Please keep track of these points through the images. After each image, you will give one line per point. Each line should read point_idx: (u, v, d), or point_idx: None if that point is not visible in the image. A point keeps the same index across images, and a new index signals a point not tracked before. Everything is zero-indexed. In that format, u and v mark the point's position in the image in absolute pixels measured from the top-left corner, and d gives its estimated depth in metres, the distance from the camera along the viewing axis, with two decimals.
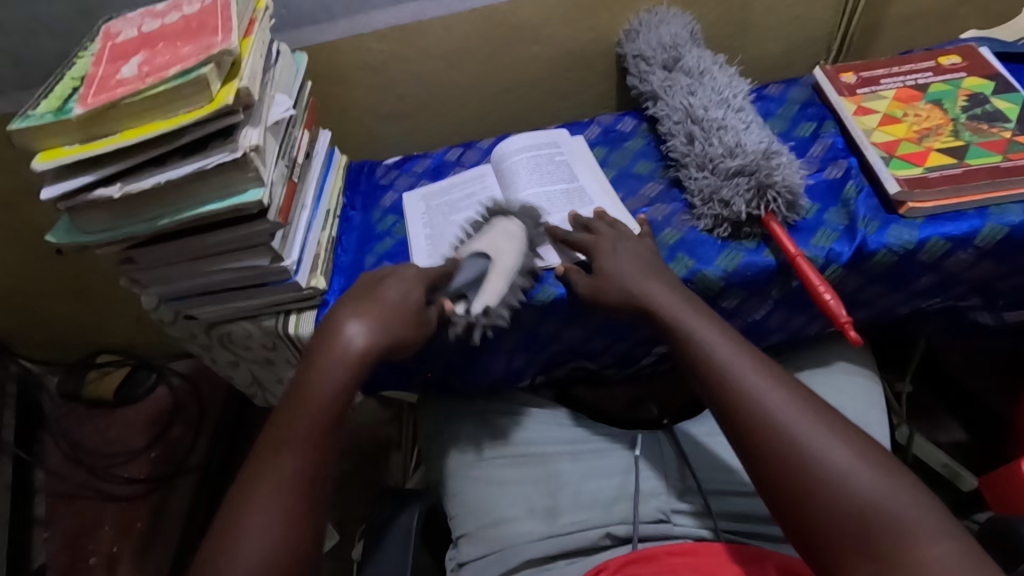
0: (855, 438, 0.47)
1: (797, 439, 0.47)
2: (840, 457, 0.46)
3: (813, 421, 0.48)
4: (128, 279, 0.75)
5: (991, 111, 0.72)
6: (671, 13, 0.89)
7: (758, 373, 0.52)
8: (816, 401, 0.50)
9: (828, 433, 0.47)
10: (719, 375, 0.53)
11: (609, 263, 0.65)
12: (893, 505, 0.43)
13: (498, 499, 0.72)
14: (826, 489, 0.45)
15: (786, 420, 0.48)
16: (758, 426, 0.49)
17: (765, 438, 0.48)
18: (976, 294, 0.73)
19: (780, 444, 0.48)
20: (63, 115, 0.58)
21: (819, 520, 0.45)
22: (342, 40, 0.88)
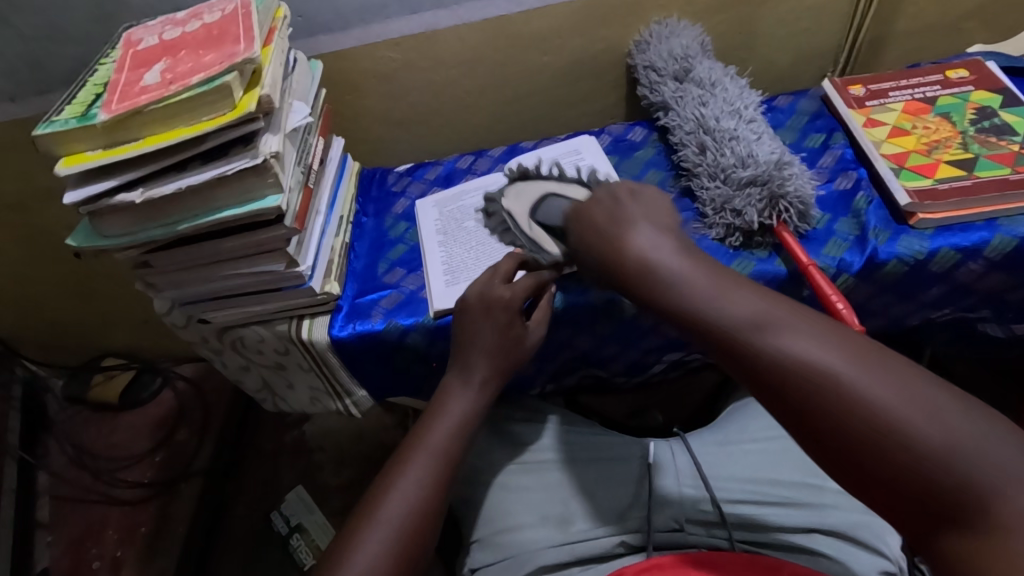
0: (910, 380, 0.39)
1: (845, 387, 0.39)
2: (896, 404, 0.38)
3: (858, 365, 0.40)
4: (143, 283, 0.75)
5: (999, 124, 0.72)
6: (681, 25, 0.90)
7: (785, 319, 0.44)
8: (868, 347, 0.41)
9: (876, 376, 0.39)
10: (725, 329, 0.45)
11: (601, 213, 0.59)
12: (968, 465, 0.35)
13: (511, 507, 0.73)
14: (879, 447, 0.37)
15: (816, 366, 0.40)
16: (783, 381, 0.41)
17: (800, 386, 0.41)
18: (984, 306, 0.74)
19: (812, 398, 0.40)
20: (87, 121, 0.59)
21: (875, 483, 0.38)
22: (356, 48, 0.90)
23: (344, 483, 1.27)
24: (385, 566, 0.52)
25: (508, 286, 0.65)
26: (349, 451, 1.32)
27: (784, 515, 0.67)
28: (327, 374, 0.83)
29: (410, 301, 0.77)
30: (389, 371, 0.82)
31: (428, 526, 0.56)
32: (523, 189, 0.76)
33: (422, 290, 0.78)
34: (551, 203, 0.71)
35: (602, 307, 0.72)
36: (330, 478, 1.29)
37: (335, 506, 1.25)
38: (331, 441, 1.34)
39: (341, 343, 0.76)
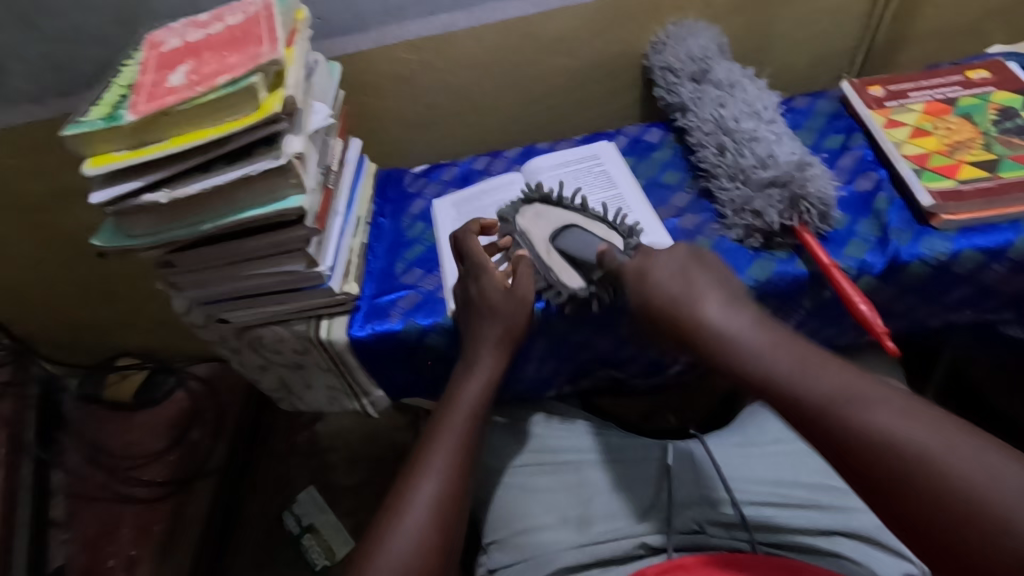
0: (984, 457, 0.42)
1: (924, 465, 0.42)
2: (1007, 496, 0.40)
3: (963, 459, 0.42)
4: (164, 282, 0.76)
5: (1022, 125, 0.72)
6: (698, 26, 0.90)
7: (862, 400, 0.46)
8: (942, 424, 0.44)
9: (985, 468, 0.41)
10: (834, 425, 0.46)
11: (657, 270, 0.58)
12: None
13: (530, 507, 0.72)
14: (998, 542, 0.40)
15: (932, 464, 0.42)
16: (904, 476, 0.43)
17: (886, 467, 0.44)
18: (1007, 307, 0.73)
19: (928, 494, 0.42)
20: (114, 122, 0.60)
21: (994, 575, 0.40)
22: (374, 50, 0.90)
23: (356, 484, 1.28)
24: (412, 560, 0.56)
25: (508, 266, 0.70)
26: (362, 451, 1.32)
27: (805, 517, 0.66)
28: (345, 374, 0.83)
29: (429, 301, 0.77)
30: (406, 371, 0.82)
31: (450, 519, 0.60)
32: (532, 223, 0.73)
33: (441, 290, 0.78)
34: (571, 237, 0.70)
35: (620, 307, 0.72)
36: (342, 478, 1.29)
37: (348, 506, 1.26)
38: (344, 441, 1.34)
39: (360, 342, 0.77)
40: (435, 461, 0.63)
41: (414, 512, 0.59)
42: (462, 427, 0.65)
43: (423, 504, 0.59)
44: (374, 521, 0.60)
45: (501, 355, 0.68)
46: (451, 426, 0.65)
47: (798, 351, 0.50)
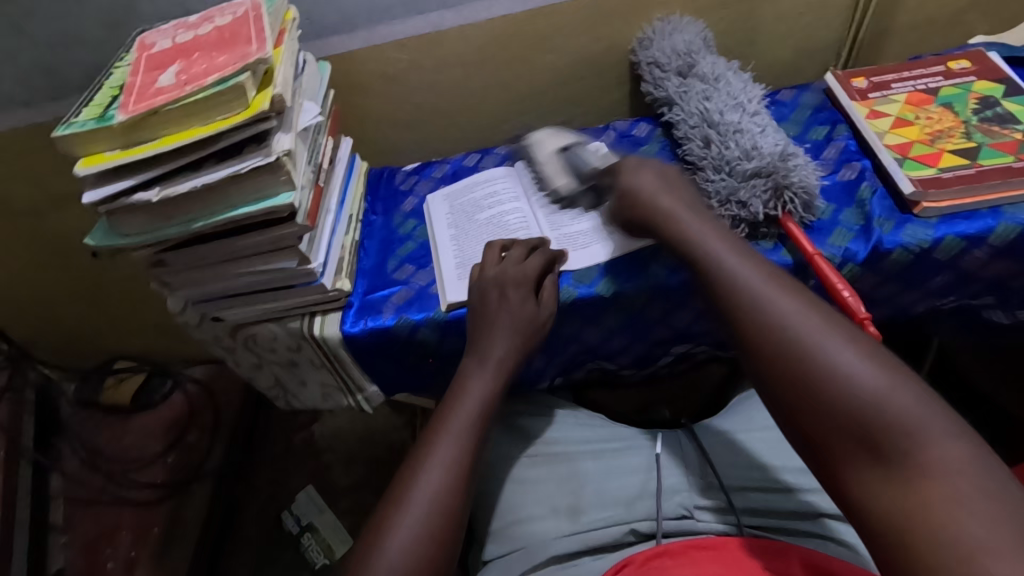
0: (865, 345, 0.45)
1: (797, 340, 0.46)
2: (849, 364, 0.43)
3: (826, 333, 0.46)
4: (158, 282, 0.77)
5: (1002, 113, 0.73)
6: (684, 21, 0.91)
7: (769, 285, 0.51)
8: (837, 317, 0.47)
9: (839, 341, 0.45)
10: (728, 291, 0.52)
11: (628, 179, 0.66)
12: (896, 407, 0.41)
13: (523, 498, 0.73)
14: (832, 396, 0.43)
15: (793, 330, 0.47)
16: (767, 337, 0.47)
17: (766, 337, 0.48)
18: (990, 293, 0.74)
19: (783, 349, 0.46)
20: (105, 122, 0.60)
21: (817, 422, 0.43)
22: (364, 49, 0.91)
23: (353, 482, 1.29)
24: (419, 544, 0.54)
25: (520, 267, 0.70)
26: (359, 449, 1.33)
27: (795, 501, 0.67)
28: (338, 370, 0.84)
29: (421, 296, 0.78)
30: (400, 366, 0.83)
31: (457, 505, 0.58)
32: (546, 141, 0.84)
33: (432, 285, 0.79)
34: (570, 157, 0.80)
35: (609, 300, 0.73)
36: (340, 476, 1.30)
37: (346, 504, 1.26)
38: (341, 440, 1.35)
39: (353, 338, 0.77)
40: (443, 446, 0.61)
41: (417, 507, 0.56)
42: (471, 414, 0.63)
43: (426, 500, 0.57)
44: (375, 516, 0.57)
45: (515, 338, 0.67)
46: (457, 420, 0.63)
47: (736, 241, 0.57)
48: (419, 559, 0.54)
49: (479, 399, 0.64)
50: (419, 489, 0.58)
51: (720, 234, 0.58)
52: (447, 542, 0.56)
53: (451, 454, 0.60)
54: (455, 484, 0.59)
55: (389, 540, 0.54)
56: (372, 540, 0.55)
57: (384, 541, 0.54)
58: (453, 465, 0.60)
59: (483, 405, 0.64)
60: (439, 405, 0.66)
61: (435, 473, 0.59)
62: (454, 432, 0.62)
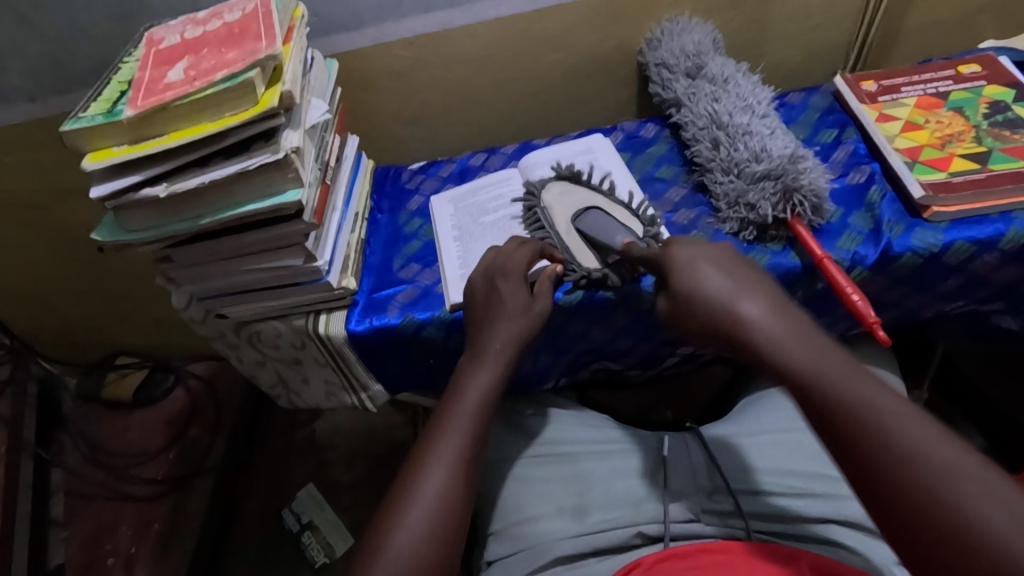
0: (947, 439, 0.41)
1: (870, 426, 0.43)
2: (943, 471, 0.39)
3: (911, 430, 0.42)
4: (163, 277, 0.76)
5: (1012, 118, 0.73)
6: (692, 22, 0.91)
7: (833, 363, 0.47)
8: (908, 401, 0.44)
9: (916, 431, 0.41)
10: (787, 365, 0.49)
11: (669, 240, 0.63)
12: (999, 521, 0.36)
13: (528, 498, 0.73)
14: (920, 496, 0.39)
15: (875, 427, 0.42)
16: (852, 433, 0.43)
17: (836, 421, 0.44)
18: (998, 298, 0.74)
19: (868, 448, 0.42)
20: (114, 117, 0.60)
21: (910, 528, 0.39)
22: (372, 46, 0.91)
23: (354, 480, 1.28)
24: (424, 545, 0.54)
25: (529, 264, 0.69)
26: (361, 447, 1.33)
27: (804, 506, 0.67)
28: (342, 368, 0.83)
29: (427, 295, 0.78)
30: (404, 364, 0.83)
31: (462, 506, 0.58)
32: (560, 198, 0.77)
33: (438, 284, 0.79)
34: (594, 217, 0.73)
35: (616, 301, 0.73)
36: (341, 474, 1.30)
37: (347, 502, 1.26)
38: (343, 438, 1.35)
39: (358, 336, 0.77)
40: (446, 446, 0.60)
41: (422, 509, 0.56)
42: (475, 414, 0.63)
43: (430, 499, 0.57)
44: (379, 517, 0.57)
45: (517, 336, 0.66)
46: (458, 418, 0.62)
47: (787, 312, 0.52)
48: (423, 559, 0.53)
49: (479, 396, 0.63)
50: (422, 490, 0.57)
51: (768, 295, 0.54)
52: (453, 539, 0.56)
53: (455, 454, 0.60)
54: (457, 484, 0.58)
55: (393, 544, 0.54)
56: (377, 541, 0.55)
57: (389, 542, 0.54)
58: (455, 463, 0.59)
59: (484, 402, 0.63)
60: (440, 403, 0.65)
61: (437, 475, 0.58)
62: (455, 431, 0.61)
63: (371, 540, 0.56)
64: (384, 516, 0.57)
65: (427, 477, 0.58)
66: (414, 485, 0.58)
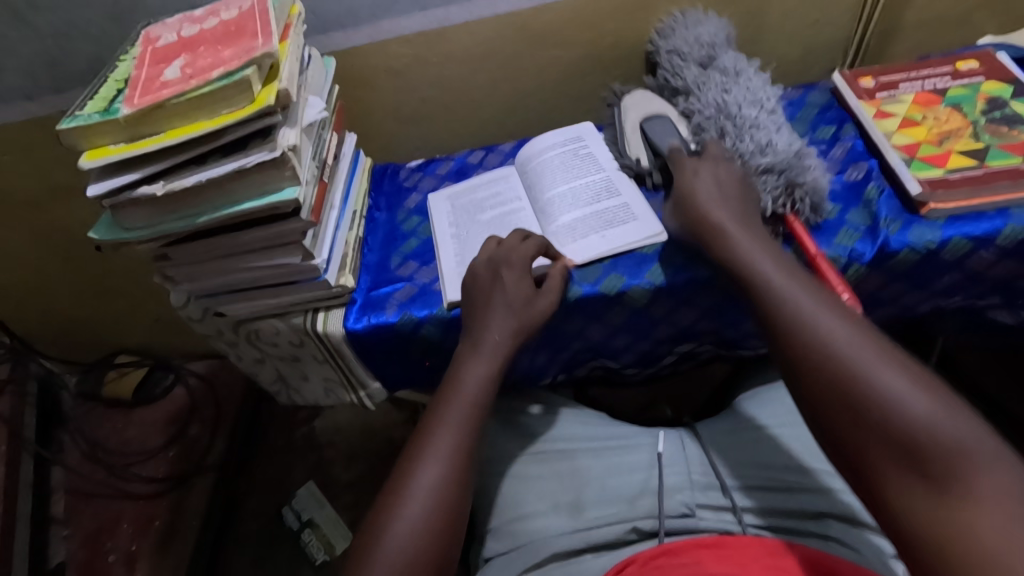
0: (913, 372, 0.49)
1: (843, 357, 0.51)
2: (897, 390, 0.48)
3: (875, 360, 0.50)
4: (161, 275, 0.76)
5: (1010, 114, 0.73)
6: (707, 15, 0.91)
7: (820, 305, 0.56)
8: (880, 340, 0.52)
9: (885, 364, 0.50)
10: (781, 303, 0.57)
11: (685, 182, 0.69)
12: (944, 431, 0.45)
13: (524, 494, 0.73)
14: (875, 410, 0.47)
15: (845, 356, 0.51)
16: (822, 356, 0.52)
17: (812, 349, 0.53)
18: (995, 294, 0.74)
19: (833, 371, 0.51)
20: (110, 115, 0.60)
21: (862, 433, 0.48)
22: (369, 44, 0.90)
23: (353, 478, 1.29)
24: (416, 539, 0.54)
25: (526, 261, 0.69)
26: (360, 444, 1.33)
27: (804, 500, 0.66)
28: (341, 366, 0.84)
29: (424, 293, 0.78)
30: (402, 362, 0.83)
31: (455, 499, 0.58)
32: (638, 102, 0.86)
33: (435, 282, 0.79)
34: (659, 125, 0.82)
35: (614, 298, 0.72)
36: (341, 471, 1.30)
37: (347, 500, 1.26)
38: (342, 435, 1.35)
39: (356, 334, 0.77)
40: (439, 440, 0.61)
41: (414, 504, 0.56)
42: (468, 409, 0.63)
43: (423, 493, 0.57)
44: (374, 512, 0.57)
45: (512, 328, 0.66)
46: (451, 415, 0.62)
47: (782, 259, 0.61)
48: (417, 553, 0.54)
49: (470, 394, 0.64)
50: (415, 485, 0.58)
51: (770, 248, 0.63)
52: (446, 535, 0.56)
53: (449, 447, 0.60)
54: (449, 480, 0.58)
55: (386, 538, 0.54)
56: (370, 536, 0.55)
57: (383, 537, 0.54)
58: (447, 460, 0.59)
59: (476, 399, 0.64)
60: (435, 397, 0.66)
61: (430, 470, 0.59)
62: (450, 425, 0.62)
63: (365, 534, 0.56)
64: (378, 510, 0.57)
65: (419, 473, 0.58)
66: (407, 480, 0.58)
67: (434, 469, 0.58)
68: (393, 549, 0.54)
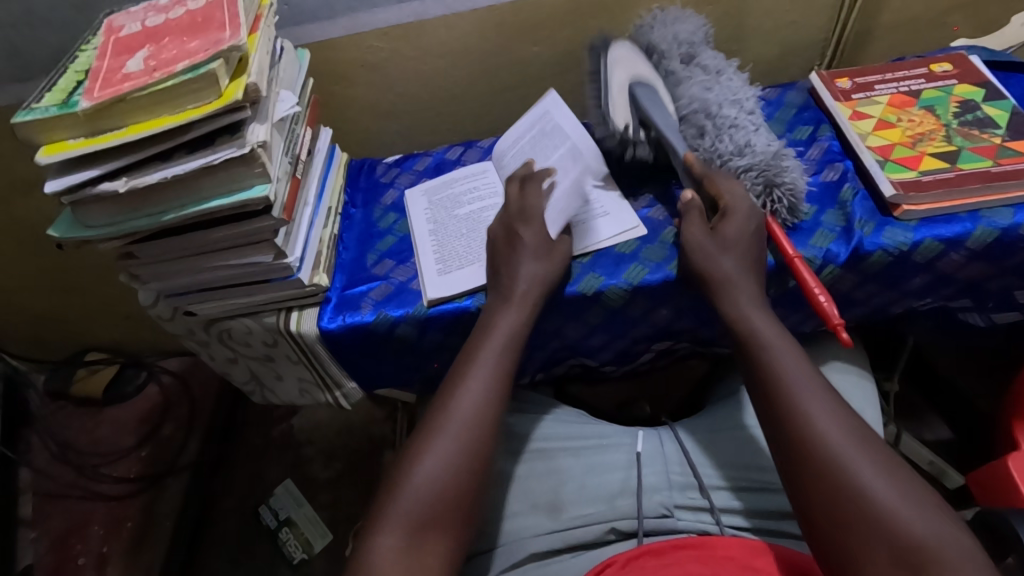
0: (896, 471, 0.50)
1: (830, 449, 0.52)
2: (871, 479, 0.50)
3: (854, 448, 0.51)
4: (127, 274, 0.74)
5: (981, 117, 0.74)
6: (686, 12, 0.90)
7: (815, 390, 0.56)
8: (868, 435, 0.53)
9: (869, 462, 0.51)
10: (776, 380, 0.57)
11: (722, 225, 0.66)
12: (922, 537, 0.46)
13: (502, 495, 0.73)
14: (858, 509, 0.48)
15: (826, 435, 0.52)
16: (809, 444, 0.53)
17: (800, 436, 0.53)
18: (965, 295, 0.75)
19: (821, 462, 0.51)
20: (69, 108, 0.58)
21: (842, 530, 0.49)
22: (345, 37, 0.88)
23: (331, 476, 1.27)
24: (408, 554, 0.52)
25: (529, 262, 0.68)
26: (338, 443, 1.31)
27: (775, 500, 0.68)
28: (315, 365, 0.82)
29: (401, 292, 0.77)
30: (379, 362, 0.82)
31: (455, 512, 0.55)
32: (626, 58, 0.83)
33: (412, 281, 0.78)
34: (646, 91, 0.80)
35: (592, 298, 0.72)
36: (318, 470, 1.29)
37: (325, 499, 1.25)
38: (320, 433, 1.33)
39: (330, 334, 0.76)
40: (438, 449, 0.57)
41: (400, 514, 0.54)
42: (470, 422, 0.59)
43: (415, 499, 0.55)
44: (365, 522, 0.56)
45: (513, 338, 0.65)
46: (450, 423, 0.59)
47: (771, 320, 0.62)
48: (407, 567, 0.52)
49: (472, 402, 0.60)
50: (404, 495, 0.55)
51: (767, 314, 0.63)
52: (442, 549, 0.54)
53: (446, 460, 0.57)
54: (443, 489, 0.55)
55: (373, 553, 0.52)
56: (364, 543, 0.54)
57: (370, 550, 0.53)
58: (447, 471, 0.56)
59: (480, 405, 0.60)
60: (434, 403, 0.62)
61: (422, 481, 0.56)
62: (451, 437, 0.58)
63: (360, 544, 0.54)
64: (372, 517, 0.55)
65: (412, 481, 0.56)
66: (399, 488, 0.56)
67: (428, 476, 0.56)
68: (381, 564, 0.51)
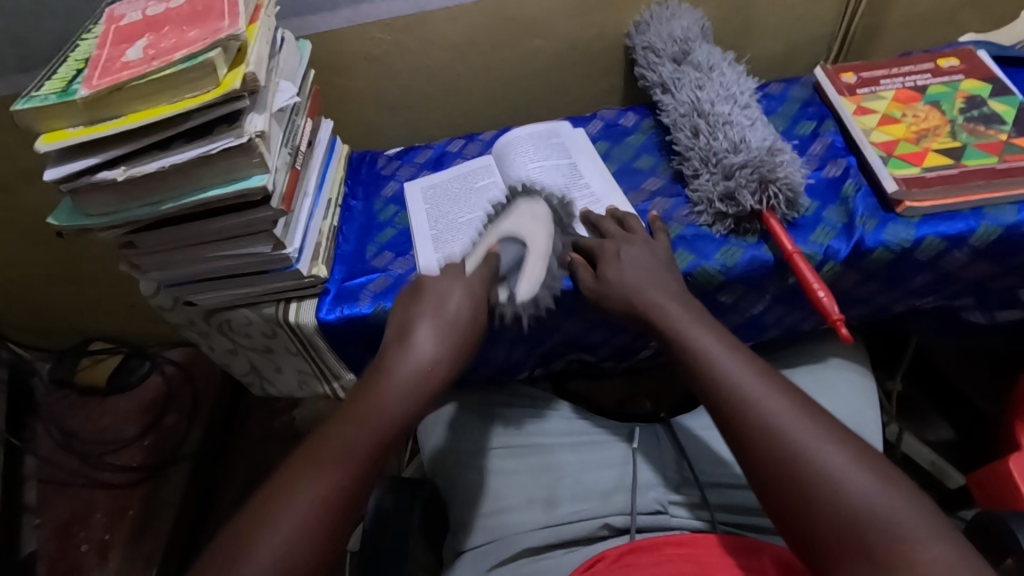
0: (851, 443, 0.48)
1: (783, 435, 0.49)
2: (866, 496, 0.45)
3: (804, 425, 0.49)
4: (128, 264, 0.74)
5: (988, 113, 0.73)
6: (682, 7, 0.89)
7: (758, 381, 0.53)
8: (819, 411, 0.50)
9: (822, 440, 0.48)
10: (713, 377, 0.54)
11: (613, 270, 0.65)
12: (887, 511, 0.44)
13: (496, 489, 0.73)
14: (824, 492, 0.46)
15: (775, 425, 0.50)
16: (760, 436, 0.50)
17: (754, 427, 0.50)
18: (968, 294, 0.74)
19: (776, 451, 0.49)
20: (68, 96, 0.58)
21: (809, 516, 0.46)
22: (347, 28, 0.88)
23: None
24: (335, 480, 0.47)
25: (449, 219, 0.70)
26: None
27: None
28: (314, 357, 0.83)
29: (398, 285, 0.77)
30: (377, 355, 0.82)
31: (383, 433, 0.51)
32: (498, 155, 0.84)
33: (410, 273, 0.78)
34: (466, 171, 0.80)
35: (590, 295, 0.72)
36: None
37: None
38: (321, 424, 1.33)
39: (329, 326, 0.76)
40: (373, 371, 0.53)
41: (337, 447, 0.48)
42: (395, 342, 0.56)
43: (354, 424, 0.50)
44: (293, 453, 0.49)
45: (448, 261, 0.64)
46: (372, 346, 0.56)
47: (723, 338, 0.57)
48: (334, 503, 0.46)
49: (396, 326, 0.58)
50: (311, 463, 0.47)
51: (704, 318, 0.59)
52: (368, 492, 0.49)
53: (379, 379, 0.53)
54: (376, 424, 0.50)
55: (284, 494, 0.46)
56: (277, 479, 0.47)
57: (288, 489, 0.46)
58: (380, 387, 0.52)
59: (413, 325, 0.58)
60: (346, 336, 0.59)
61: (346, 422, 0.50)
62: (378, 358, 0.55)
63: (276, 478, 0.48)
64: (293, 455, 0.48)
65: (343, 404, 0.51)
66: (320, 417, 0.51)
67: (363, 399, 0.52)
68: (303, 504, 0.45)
